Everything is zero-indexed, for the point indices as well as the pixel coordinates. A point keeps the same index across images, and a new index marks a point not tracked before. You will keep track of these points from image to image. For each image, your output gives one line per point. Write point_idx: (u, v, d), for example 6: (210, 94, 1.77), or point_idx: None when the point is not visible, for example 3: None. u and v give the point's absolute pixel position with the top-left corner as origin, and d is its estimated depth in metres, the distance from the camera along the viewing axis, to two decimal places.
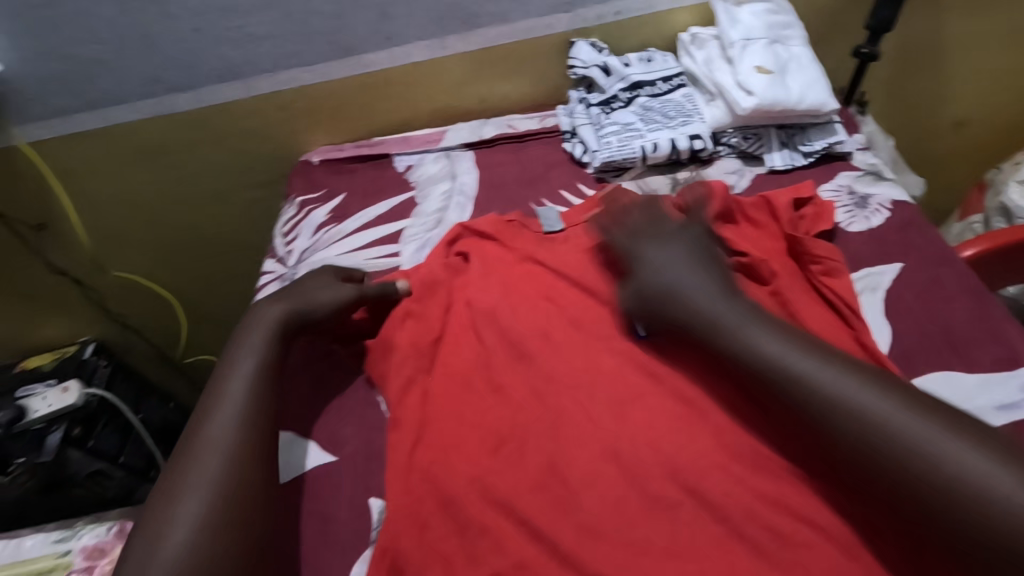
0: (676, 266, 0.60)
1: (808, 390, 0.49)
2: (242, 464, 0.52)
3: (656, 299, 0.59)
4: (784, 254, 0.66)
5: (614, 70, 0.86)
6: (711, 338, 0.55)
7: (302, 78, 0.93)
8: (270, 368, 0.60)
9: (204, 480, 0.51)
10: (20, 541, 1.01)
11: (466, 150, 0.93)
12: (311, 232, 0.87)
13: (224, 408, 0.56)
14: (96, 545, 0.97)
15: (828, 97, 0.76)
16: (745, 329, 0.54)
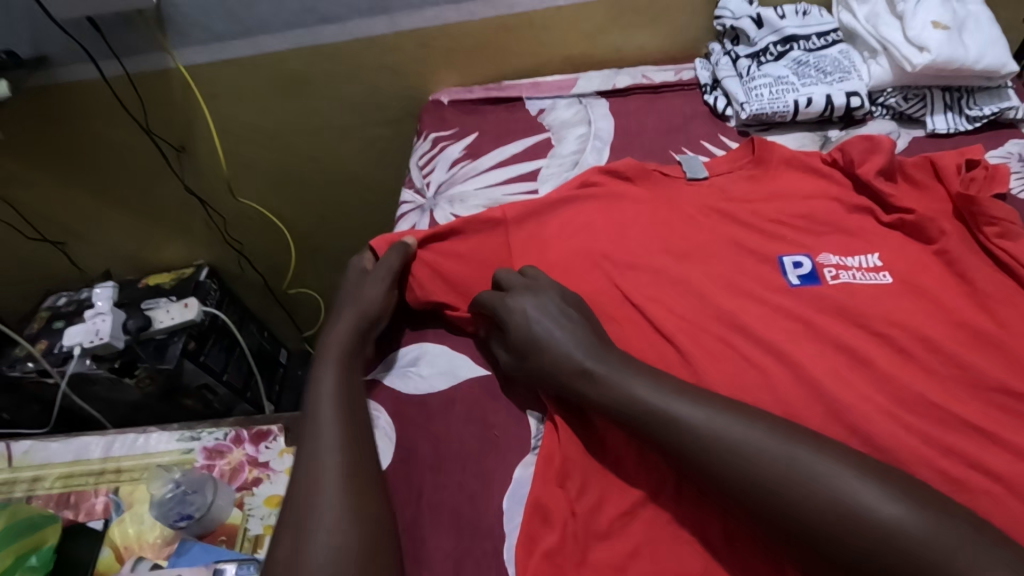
0: (539, 323, 0.59)
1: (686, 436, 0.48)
2: (359, 484, 0.52)
3: (538, 340, 0.59)
4: (951, 217, 0.66)
5: (767, 22, 0.84)
6: (603, 389, 0.53)
7: (446, 16, 0.95)
8: (353, 382, 0.60)
9: (330, 501, 0.50)
10: (148, 434, 0.93)
11: (599, 97, 0.94)
12: (447, 167, 0.90)
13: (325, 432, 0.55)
14: (216, 447, 0.89)
15: (1007, 58, 0.72)
16: (629, 377, 0.53)
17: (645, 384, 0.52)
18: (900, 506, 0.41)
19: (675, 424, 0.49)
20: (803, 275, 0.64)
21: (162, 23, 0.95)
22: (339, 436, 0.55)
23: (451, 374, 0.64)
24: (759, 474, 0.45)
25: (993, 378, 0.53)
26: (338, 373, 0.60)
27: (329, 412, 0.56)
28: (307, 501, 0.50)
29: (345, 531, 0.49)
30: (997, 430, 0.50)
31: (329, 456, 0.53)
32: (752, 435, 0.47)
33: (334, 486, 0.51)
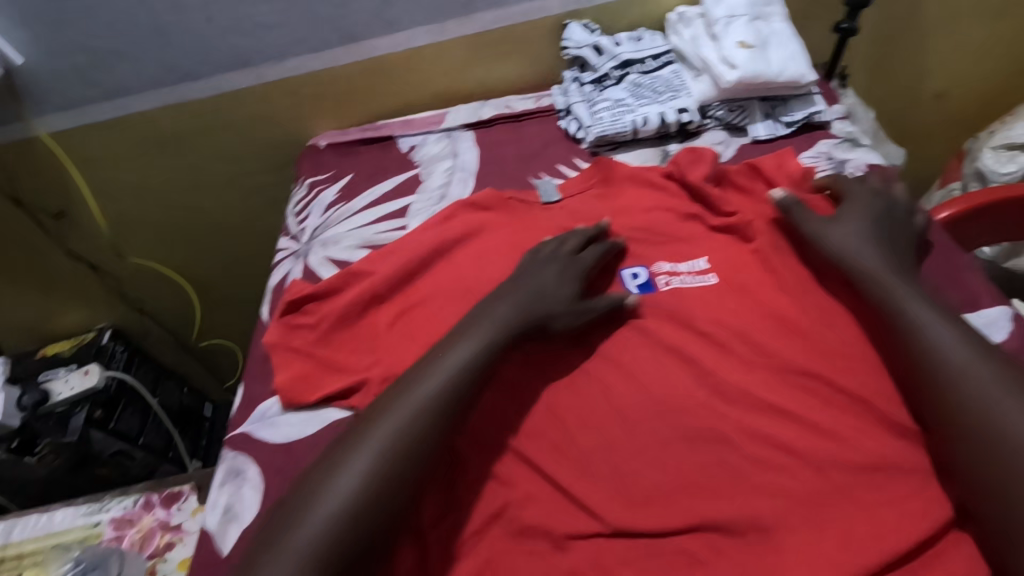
0: (855, 235, 0.63)
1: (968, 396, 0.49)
2: (375, 489, 0.50)
3: (844, 237, 0.63)
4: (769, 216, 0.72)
5: (605, 50, 0.90)
6: (903, 332, 0.55)
7: (309, 65, 0.97)
8: (470, 373, 0.57)
9: (334, 499, 0.49)
10: (51, 512, 0.90)
11: (466, 130, 0.98)
12: (322, 211, 0.92)
13: (383, 422, 0.53)
14: (125, 516, 0.86)
15: (806, 70, 0.81)
16: (909, 302, 0.56)
17: (936, 319, 0.54)
18: None
19: (952, 368, 0.51)
20: (640, 284, 0.69)
21: (17, 93, 0.94)
22: (389, 425, 0.53)
23: (315, 417, 0.66)
24: (994, 428, 0.47)
25: (796, 361, 0.59)
26: (471, 356, 0.57)
27: (413, 396, 0.54)
28: (320, 487, 0.50)
29: (326, 543, 0.47)
30: (799, 408, 0.56)
31: (358, 458, 0.51)
32: (1002, 402, 0.48)
33: (346, 489, 0.49)
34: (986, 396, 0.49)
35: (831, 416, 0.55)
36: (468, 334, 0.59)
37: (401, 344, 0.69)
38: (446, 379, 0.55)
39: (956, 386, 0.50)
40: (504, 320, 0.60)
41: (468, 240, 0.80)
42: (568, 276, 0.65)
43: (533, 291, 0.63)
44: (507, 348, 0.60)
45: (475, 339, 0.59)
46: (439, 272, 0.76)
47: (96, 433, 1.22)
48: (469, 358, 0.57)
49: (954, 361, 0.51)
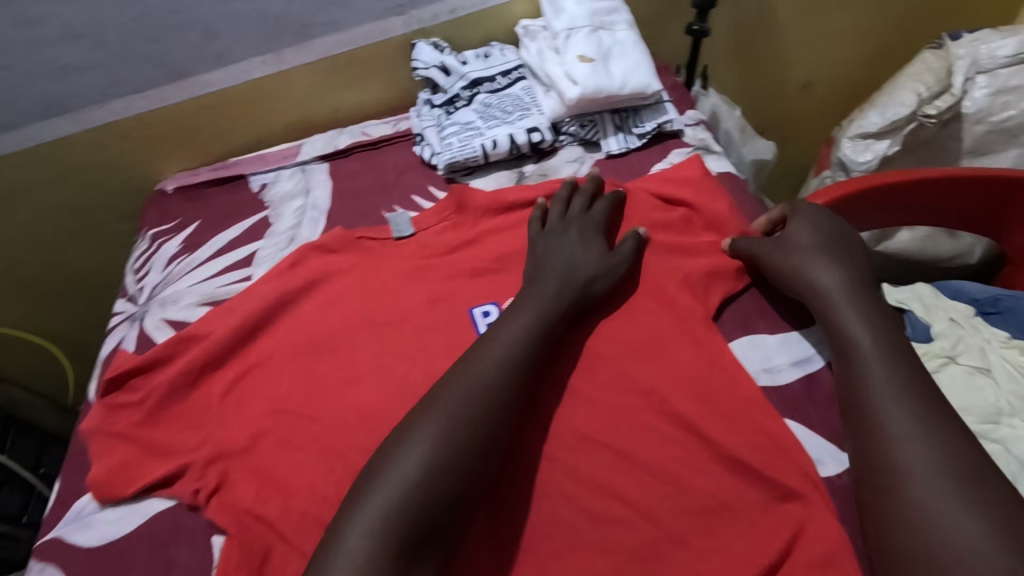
0: (820, 263, 0.62)
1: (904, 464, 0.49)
2: (443, 469, 0.48)
3: (807, 261, 0.63)
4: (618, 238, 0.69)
5: (453, 69, 0.86)
6: (869, 377, 0.55)
7: (138, 105, 0.89)
8: (540, 337, 0.57)
9: (398, 480, 0.47)
10: None
11: (321, 162, 0.92)
12: (163, 266, 0.84)
13: (447, 395, 0.52)
14: None
15: (650, 79, 0.79)
16: (870, 352, 0.56)
17: (894, 374, 0.54)
18: (980, 531, 0.45)
19: (903, 431, 0.51)
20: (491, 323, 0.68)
21: None
22: (450, 402, 0.52)
23: (135, 511, 0.59)
24: (918, 499, 0.48)
25: (635, 398, 0.57)
26: (530, 324, 0.57)
27: (472, 373, 0.53)
28: (377, 475, 0.48)
29: (388, 524, 0.45)
30: (637, 450, 0.54)
31: (425, 436, 0.49)
32: (930, 472, 0.48)
33: (407, 470, 0.48)
34: (931, 466, 0.48)
35: (668, 455, 0.53)
36: (525, 305, 0.59)
37: (233, 416, 0.63)
38: (505, 354, 0.55)
39: (887, 426, 0.51)
40: (557, 288, 0.60)
41: (314, 289, 0.73)
42: (595, 243, 0.65)
43: (561, 258, 0.63)
44: (560, 310, 0.60)
45: (525, 307, 0.59)
46: (281, 328, 0.70)
47: None
48: (523, 331, 0.57)
49: (891, 423, 0.52)
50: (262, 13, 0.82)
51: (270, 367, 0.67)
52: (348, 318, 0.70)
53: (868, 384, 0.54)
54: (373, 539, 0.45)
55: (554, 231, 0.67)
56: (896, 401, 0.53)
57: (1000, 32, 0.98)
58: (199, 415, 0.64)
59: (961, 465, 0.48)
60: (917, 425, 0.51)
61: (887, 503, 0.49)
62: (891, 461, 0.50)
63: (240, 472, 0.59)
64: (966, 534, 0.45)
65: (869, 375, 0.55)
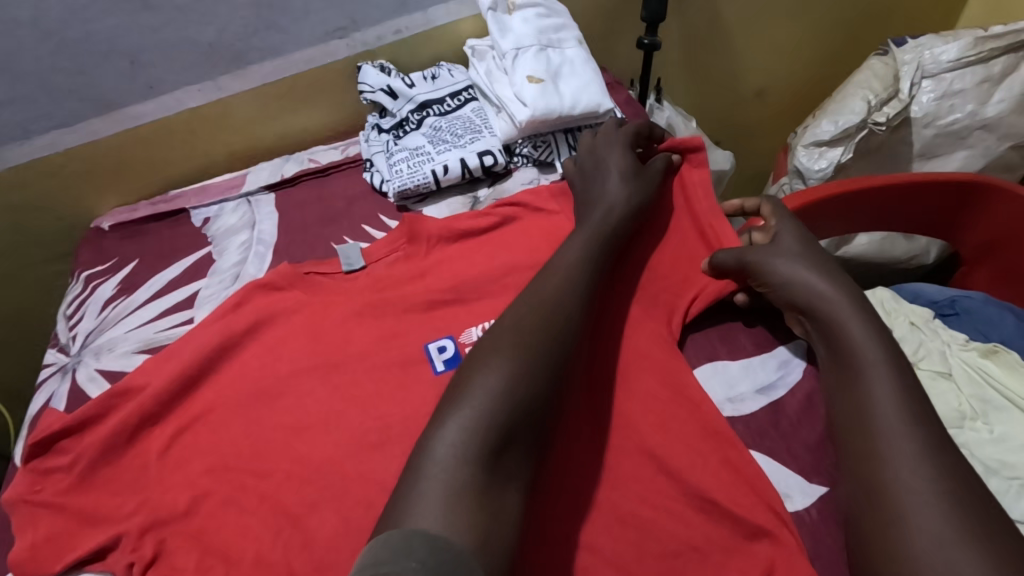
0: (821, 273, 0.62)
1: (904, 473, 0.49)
2: (530, 376, 0.51)
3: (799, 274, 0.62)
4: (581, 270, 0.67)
5: (400, 92, 0.83)
6: (874, 382, 0.54)
7: (65, 140, 0.84)
8: (598, 249, 0.62)
9: (485, 393, 0.48)
10: None
11: (267, 192, 0.88)
12: (97, 311, 0.79)
13: (525, 315, 0.55)
14: None
15: (602, 97, 0.78)
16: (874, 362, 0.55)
17: (899, 389, 0.53)
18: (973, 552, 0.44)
19: (908, 442, 0.50)
20: (446, 359, 0.65)
21: None
22: (524, 318, 0.55)
23: None
24: (922, 506, 0.47)
25: (598, 436, 0.54)
26: (587, 240, 0.63)
27: (539, 293, 0.57)
28: (461, 397, 0.49)
29: (478, 431, 0.47)
30: (600, 492, 0.52)
31: (507, 352, 0.52)
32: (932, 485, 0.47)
33: (488, 392, 0.49)
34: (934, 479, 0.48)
35: (634, 497, 0.51)
36: (581, 230, 0.64)
37: (172, 477, 0.59)
38: (571, 264, 0.60)
39: (895, 440, 0.50)
40: (613, 205, 0.67)
41: (259, 331, 0.69)
42: (631, 160, 0.71)
43: (606, 181, 0.69)
44: (616, 220, 0.66)
45: (581, 231, 0.64)
46: (224, 375, 0.66)
47: None
48: (582, 249, 0.62)
49: (897, 430, 0.51)
50: (193, 40, 0.78)
51: (213, 419, 0.63)
52: (296, 361, 0.66)
53: (877, 397, 0.53)
54: (461, 448, 0.46)
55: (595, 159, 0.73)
56: (904, 422, 0.51)
57: (942, 37, 1.00)
58: (136, 477, 0.60)
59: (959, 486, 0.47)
60: (925, 445, 0.50)
61: (898, 532, 0.47)
62: (903, 483, 0.48)
63: (178, 540, 0.55)
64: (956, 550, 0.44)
65: (875, 386, 0.54)
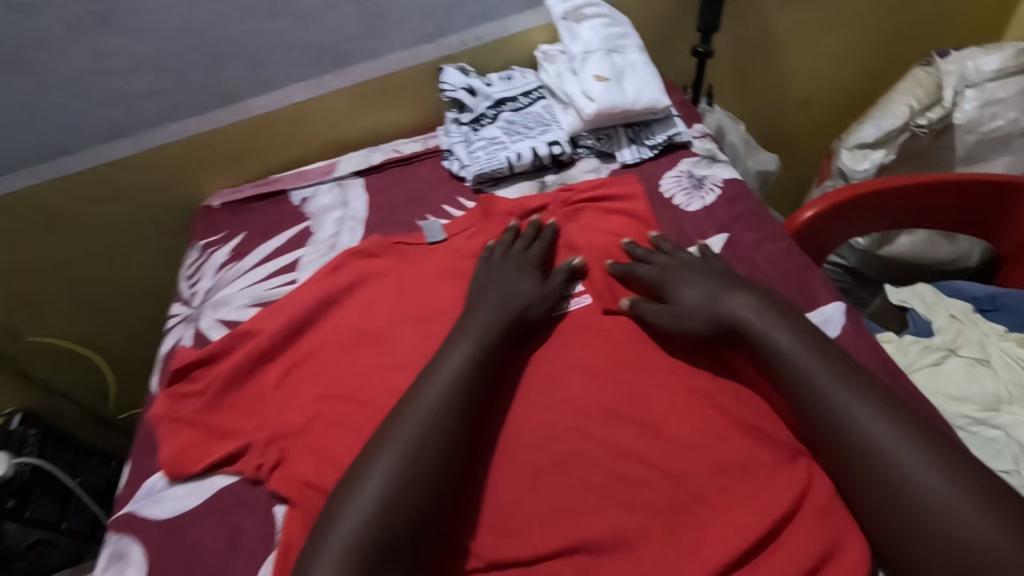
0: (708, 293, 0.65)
1: (853, 429, 0.53)
2: (421, 463, 0.54)
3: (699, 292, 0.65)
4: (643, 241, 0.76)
5: (478, 91, 0.94)
6: (788, 369, 0.57)
7: (191, 128, 0.97)
8: (473, 374, 0.60)
9: (388, 455, 0.54)
10: None
11: (357, 177, 1.00)
12: (213, 272, 0.91)
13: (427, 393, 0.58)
14: None
15: (660, 95, 0.87)
16: (781, 339, 0.58)
17: (810, 357, 0.57)
18: (935, 475, 0.49)
19: (837, 403, 0.54)
20: None
21: None
22: (405, 426, 0.56)
23: (202, 486, 0.65)
24: (877, 460, 0.51)
25: (657, 376, 0.63)
26: (462, 360, 0.61)
27: (421, 401, 0.57)
28: (370, 457, 0.54)
29: (382, 507, 0.51)
30: (661, 422, 0.59)
31: (400, 439, 0.55)
32: (875, 430, 0.52)
33: (381, 482, 0.52)
34: (878, 426, 0.52)
35: (690, 424, 0.59)
36: (465, 333, 0.64)
37: (287, 402, 0.69)
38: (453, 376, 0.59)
39: (833, 405, 0.54)
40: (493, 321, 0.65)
41: (355, 289, 0.80)
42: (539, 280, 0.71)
43: (502, 287, 0.69)
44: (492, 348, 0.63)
45: (460, 346, 0.62)
46: (327, 323, 0.77)
47: (10, 524, 1.11)
48: (464, 362, 0.61)
49: (826, 399, 0.55)
50: (307, 43, 0.91)
51: (318, 359, 0.73)
52: (388, 314, 0.76)
53: (801, 373, 0.56)
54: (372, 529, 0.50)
55: (488, 270, 0.72)
56: (829, 398, 0.54)
57: (984, 50, 1.06)
58: (255, 402, 0.70)
59: (899, 419, 0.53)
60: (855, 412, 0.53)
61: (867, 483, 0.51)
62: (858, 448, 0.52)
63: (296, 449, 0.65)
64: (925, 481, 0.49)
65: (800, 370, 0.56)
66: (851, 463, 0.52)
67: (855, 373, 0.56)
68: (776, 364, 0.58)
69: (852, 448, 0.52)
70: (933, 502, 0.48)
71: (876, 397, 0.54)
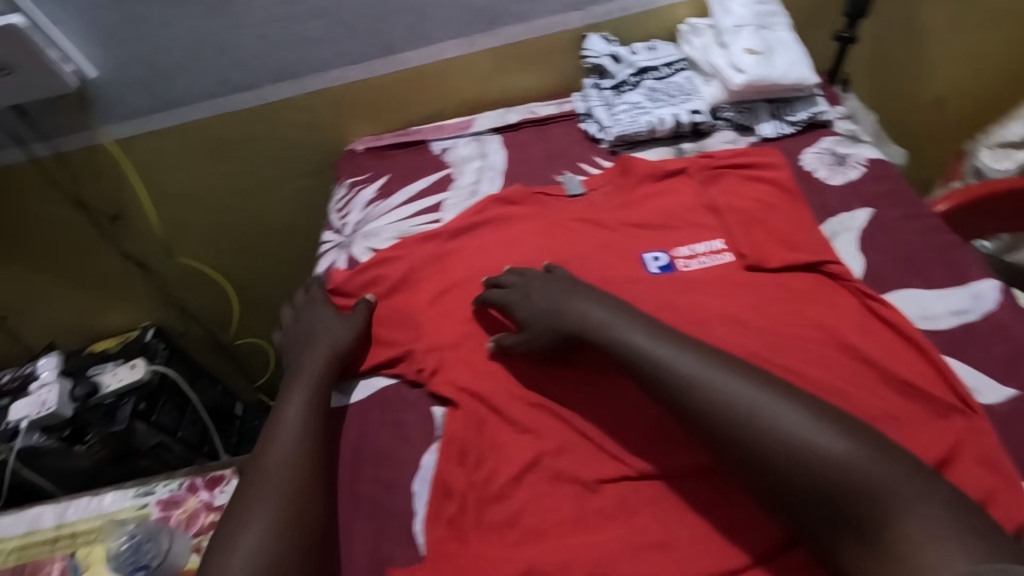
0: (555, 301, 0.68)
1: (697, 394, 0.54)
2: (304, 493, 0.59)
3: (541, 309, 0.68)
4: (791, 208, 0.78)
5: (623, 58, 0.99)
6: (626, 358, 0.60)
7: (349, 76, 1.06)
8: (312, 410, 0.66)
9: (271, 486, 0.58)
10: (101, 496, 1.03)
11: (494, 134, 1.06)
12: (362, 207, 0.99)
13: (282, 432, 0.64)
14: (172, 497, 1.00)
15: (810, 73, 0.88)
16: (614, 329, 0.62)
17: (654, 341, 0.59)
18: (805, 425, 0.50)
19: (680, 377, 0.56)
20: (661, 266, 0.76)
21: (88, 105, 1.04)
22: (280, 457, 0.61)
23: (366, 384, 0.73)
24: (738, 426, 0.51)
25: (804, 329, 0.66)
26: (300, 405, 0.66)
27: (274, 441, 0.63)
28: (260, 483, 0.59)
29: (277, 533, 0.55)
30: (809, 370, 0.62)
31: (282, 473, 0.60)
32: (732, 391, 0.53)
33: (267, 512, 0.56)
34: (722, 395, 0.53)
35: (835, 374, 0.61)
36: (296, 383, 0.69)
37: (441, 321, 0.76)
38: (302, 413, 0.65)
39: (688, 371, 0.56)
40: (317, 364, 0.71)
41: (499, 231, 0.85)
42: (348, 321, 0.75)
43: (315, 331, 0.75)
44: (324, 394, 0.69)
45: (294, 390, 0.68)
46: (473, 257, 0.83)
47: (140, 425, 1.25)
48: (304, 400, 0.67)
49: (666, 375, 0.56)
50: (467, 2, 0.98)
51: (467, 287, 0.79)
52: (532, 254, 0.82)
53: (636, 351, 0.59)
54: (266, 554, 0.54)
55: (304, 320, 0.80)
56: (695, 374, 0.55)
57: None
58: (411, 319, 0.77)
59: (746, 385, 0.54)
60: (714, 385, 0.54)
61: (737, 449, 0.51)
62: (725, 422, 0.52)
63: (452, 360, 0.71)
64: (788, 428, 0.50)
65: (645, 355, 0.58)
66: (717, 434, 0.52)
67: (695, 349, 0.58)
68: (624, 356, 0.60)
69: (710, 424, 0.53)
70: (803, 451, 0.48)
71: (721, 368, 0.56)
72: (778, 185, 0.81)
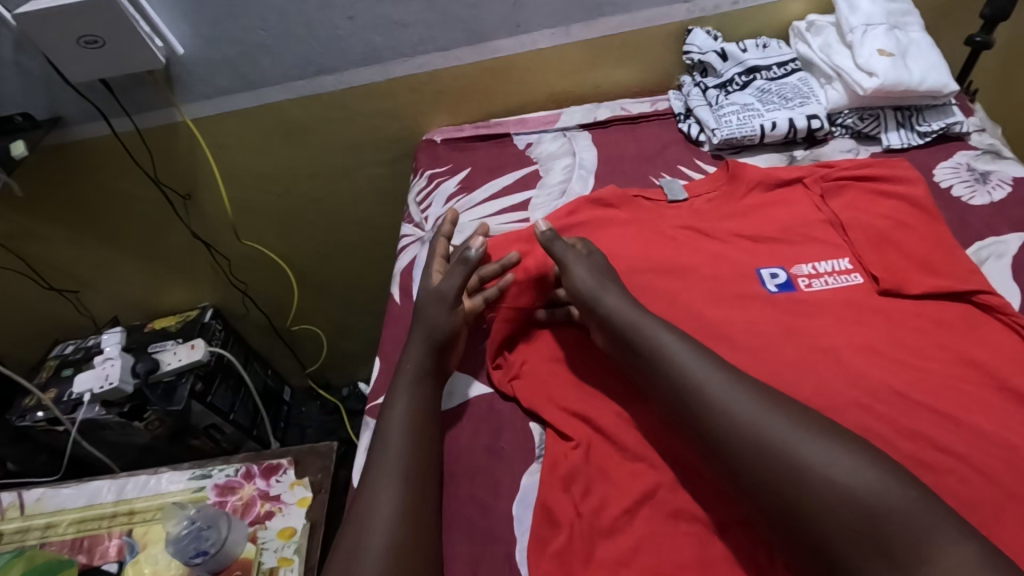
0: (605, 286, 0.68)
1: (771, 459, 0.50)
2: (418, 509, 0.57)
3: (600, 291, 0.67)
4: (932, 227, 0.71)
5: (730, 56, 0.91)
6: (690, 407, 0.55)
7: (436, 62, 1.02)
8: (421, 419, 0.63)
9: (388, 500, 0.57)
10: (159, 474, 0.95)
11: (581, 130, 1.00)
12: (443, 201, 0.95)
13: (393, 442, 0.61)
14: (229, 483, 0.91)
15: (948, 79, 0.80)
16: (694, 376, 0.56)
17: (722, 389, 0.55)
18: (884, 491, 0.46)
19: (755, 436, 0.51)
20: (780, 284, 0.70)
21: (171, 82, 1.01)
22: (392, 467, 0.59)
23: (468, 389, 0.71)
24: (819, 500, 0.47)
25: (949, 365, 0.60)
26: (408, 409, 0.64)
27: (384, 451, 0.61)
28: (375, 498, 0.57)
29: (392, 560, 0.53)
30: (961, 413, 0.56)
31: (388, 495, 0.57)
32: (797, 450, 0.50)
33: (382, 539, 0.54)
34: (793, 462, 0.49)
35: (989, 419, 0.56)
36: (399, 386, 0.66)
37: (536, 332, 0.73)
38: (409, 419, 0.63)
39: (763, 435, 0.51)
40: (420, 361, 0.68)
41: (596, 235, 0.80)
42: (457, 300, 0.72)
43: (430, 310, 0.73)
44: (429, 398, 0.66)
45: (398, 397, 0.65)
46: None
47: (197, 405, 1.21)
48: (410, 409, 0.64)
49: (738, 423, 0.52)
50: None
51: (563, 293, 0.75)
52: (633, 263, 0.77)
53: (711, 404, 0.54)
54: None
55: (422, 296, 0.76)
56: (742, 431, 0.52)
57: None
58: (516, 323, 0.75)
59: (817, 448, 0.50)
60: (780, 448, 0.50)
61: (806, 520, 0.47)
62: (770, 491, 0.49)
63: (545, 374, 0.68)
64: (859, 497, 0.46)
65: (722, 416, 0.53)
66: (771, 501, 0.49)
67: (770, 412, 0.53)
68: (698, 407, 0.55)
69: (786, 489, 0.49)
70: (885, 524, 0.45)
71: (782, 421, 0.52)
72: (908, 201, 0.74)
